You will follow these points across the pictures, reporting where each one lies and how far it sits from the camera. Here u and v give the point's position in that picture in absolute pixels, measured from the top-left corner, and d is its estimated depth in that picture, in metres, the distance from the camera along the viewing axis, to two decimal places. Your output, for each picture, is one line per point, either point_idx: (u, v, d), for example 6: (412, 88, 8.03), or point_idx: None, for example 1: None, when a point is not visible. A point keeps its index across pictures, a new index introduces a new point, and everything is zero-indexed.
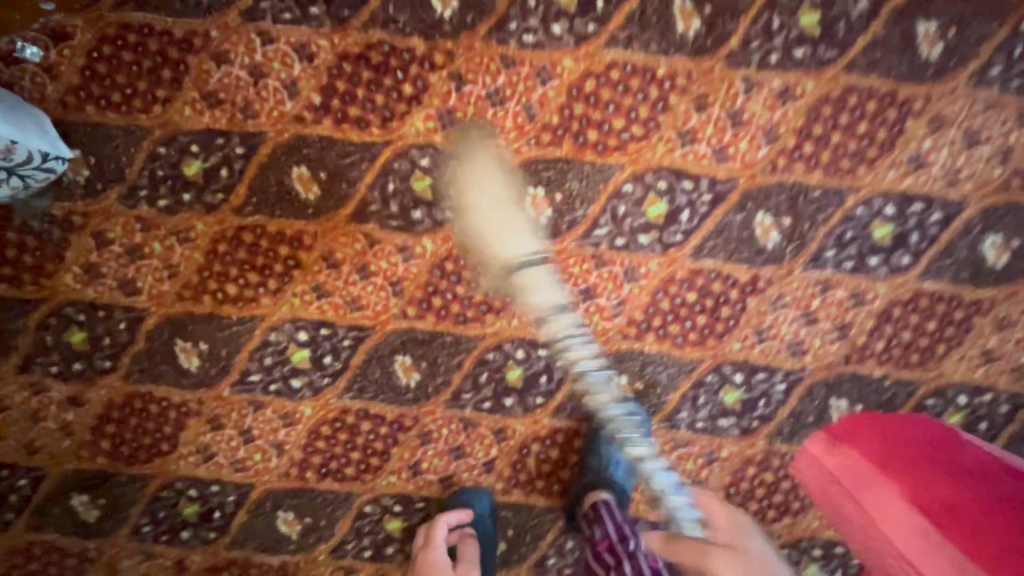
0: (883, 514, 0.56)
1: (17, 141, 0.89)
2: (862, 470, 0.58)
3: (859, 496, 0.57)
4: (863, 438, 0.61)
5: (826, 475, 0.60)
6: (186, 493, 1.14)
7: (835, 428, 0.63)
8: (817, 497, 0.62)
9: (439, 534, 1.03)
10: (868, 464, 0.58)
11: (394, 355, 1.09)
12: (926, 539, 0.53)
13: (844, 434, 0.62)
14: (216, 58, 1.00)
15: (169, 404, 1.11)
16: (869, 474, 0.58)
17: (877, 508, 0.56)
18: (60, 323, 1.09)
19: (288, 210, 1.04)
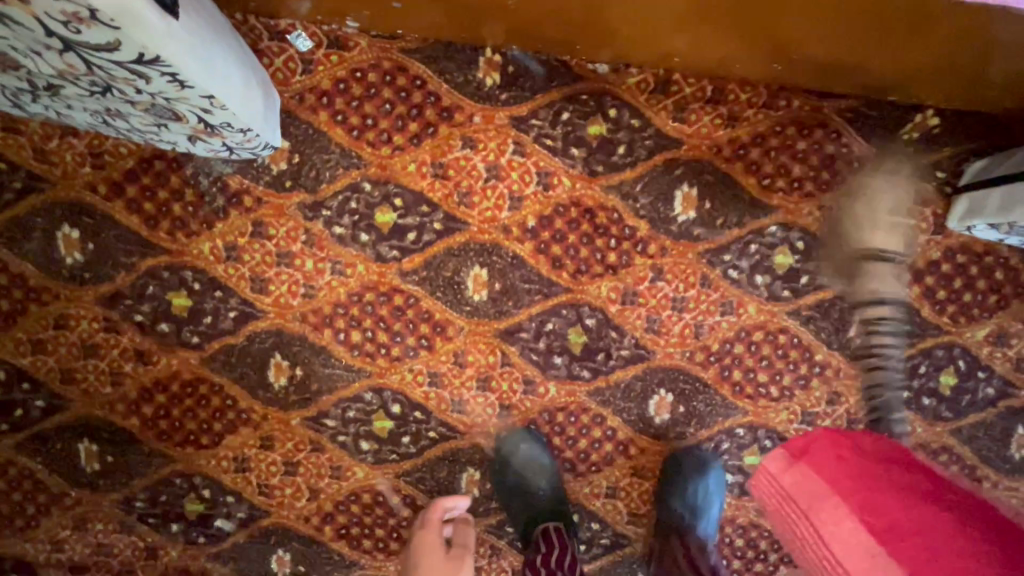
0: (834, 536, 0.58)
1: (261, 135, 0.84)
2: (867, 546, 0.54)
3: (811, 515, 0.61)
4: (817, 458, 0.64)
5: (781, 491, 0.65)
6: (198, 490, 1.09)
7: (792, 446, 0.68)
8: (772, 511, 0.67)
9: (432, 518, 1.05)
10: (826, 487, 0.61)
11: (467, 466, 1.10)
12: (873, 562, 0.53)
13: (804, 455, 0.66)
14: (464, 138, 1.00)
15: (231, 403, 1.07)
16: (817, 492, 0.61)
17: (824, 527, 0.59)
18: (171, 281, 1.03)
19: (450, 297, 1.05)
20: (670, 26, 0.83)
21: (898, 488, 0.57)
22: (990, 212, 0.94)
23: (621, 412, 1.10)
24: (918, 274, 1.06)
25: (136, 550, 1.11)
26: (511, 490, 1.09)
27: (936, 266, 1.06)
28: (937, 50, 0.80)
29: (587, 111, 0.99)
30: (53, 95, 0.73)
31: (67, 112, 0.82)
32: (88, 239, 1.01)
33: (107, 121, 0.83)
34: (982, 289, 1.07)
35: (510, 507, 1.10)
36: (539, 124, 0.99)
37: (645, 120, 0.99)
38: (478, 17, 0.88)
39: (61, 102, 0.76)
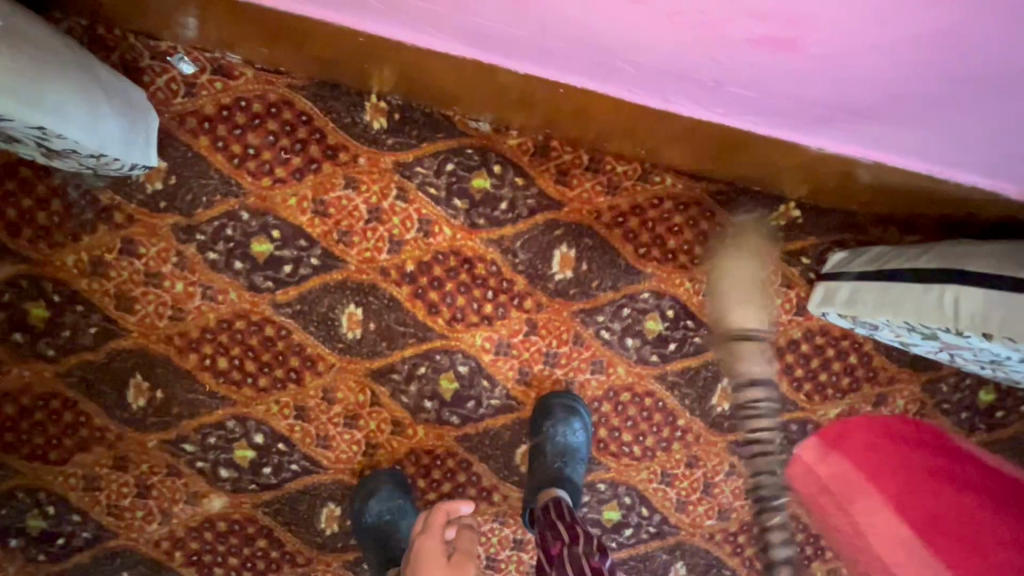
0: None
1: (120, 160, 0.83)
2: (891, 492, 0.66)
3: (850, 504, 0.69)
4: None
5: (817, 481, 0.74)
6: (42, 506, 1.06)
7: (827, 430, 0.79)
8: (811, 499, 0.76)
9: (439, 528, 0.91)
10: (859, 477, 0.69)
11: (328, 500, 1.10)
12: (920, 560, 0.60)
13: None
14: (348, 178, 1.00)
15: (85, 420, 1.04)
16: (853, 481, 0.70)
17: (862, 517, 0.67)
18: (30, 291, 1.00)
19: (323, 333, 1.05)
20: (541, 91, 0.86)
21: (926, 464, 0.66)
22: (839, 304, 0.99)
23: (488, 460, 1.12)
24: (779, 351, 1.11)
25: None
26: (370, 526, 1.06)
27: (795, 345, 1.11)
28: (777, 150, 0.86)
29: (472, 165, 1.01)
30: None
31: None
32: None
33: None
34: (836, 371, 1.13)
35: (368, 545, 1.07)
36: (424, 172, 1.01)
37: (528, 180, 1.02)
38: (361, 61, 0.89)
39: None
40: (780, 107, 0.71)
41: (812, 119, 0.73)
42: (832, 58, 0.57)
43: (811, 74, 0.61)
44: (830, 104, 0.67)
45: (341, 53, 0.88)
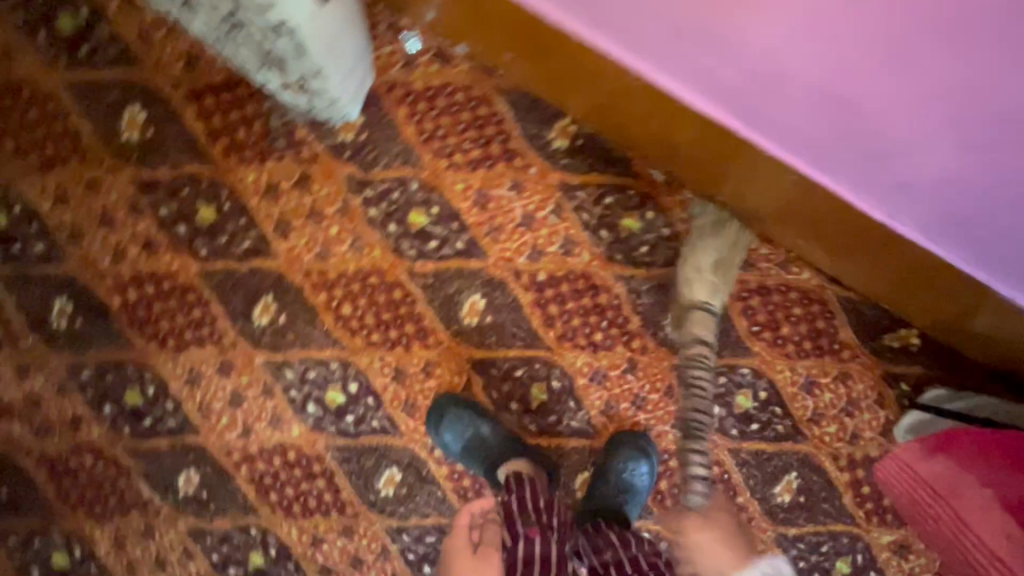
0: (968, 512, 0.78)
1: (342, 98, 0.94)
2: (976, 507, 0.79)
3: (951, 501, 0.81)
4: (960, 452, 0.85)
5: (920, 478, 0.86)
6: (144, 385, 1.13)
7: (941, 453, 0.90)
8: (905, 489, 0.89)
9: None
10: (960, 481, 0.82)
11: (393, 464, 1.16)
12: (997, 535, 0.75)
13: (941, 449, 0.87)
14: (514, 181, 1.08)
15: (210, 321, 1.12)
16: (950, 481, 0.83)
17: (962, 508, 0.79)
18: (206, 193, 1.09)
19: (444, 311, 1.11)
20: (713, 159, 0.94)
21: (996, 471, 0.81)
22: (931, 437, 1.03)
23: None
24: (853, 463, 1.14)
25: (61, 416, 1.14)
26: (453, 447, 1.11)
27: (871, 463, 1.14)
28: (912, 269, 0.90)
29: (629, 204, 1.08)
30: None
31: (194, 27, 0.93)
32: (149, 127, 1.07)
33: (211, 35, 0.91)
34: None
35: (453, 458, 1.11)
36: (584, 198, 1.08)
37: (673, 233, 1.08)
38: (559, 89, 1.00)
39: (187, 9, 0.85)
40: (828, 130, 0.71)
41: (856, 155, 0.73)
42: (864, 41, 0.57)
43: (859, 80, 0.62)
44: (880, 128, 0.66)
45: (547, 79, 0.98)
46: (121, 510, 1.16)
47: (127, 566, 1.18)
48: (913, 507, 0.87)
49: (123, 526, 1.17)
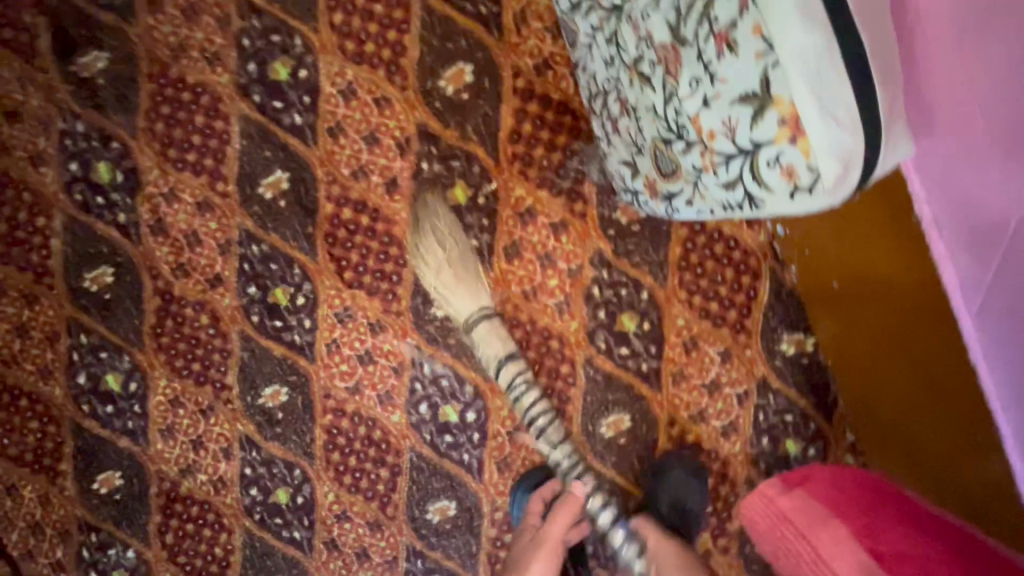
0: (828, 552, 0.71)
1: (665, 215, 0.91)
2: (838, 523, 0.73)
3: (810, 536, 0.73)
4: (811, 484, 0.79)
5: (778, 512, 0.78)
6: (296, 292, 1.10)
7: (792, 476, 0.82)
8: (767, 533, 0.79)
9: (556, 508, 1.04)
10: (827, 510, 0.75)
11: (453, 498, 1.15)
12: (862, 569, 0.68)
13: (800, 482, 0.81)
14: (727, 349, 1.10)
15: (393, 281, 1.10)
16: (820, 515, 0.74)
17: (824, 547, 0.71)
18: (471, 177, 1.07)
19: (591, 410, 1.12)
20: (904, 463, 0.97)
21: (889, 513, 0.75)
22: None
23: None
24: None
25: (207, 268, 1.10)
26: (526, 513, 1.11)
27: None
28: None
29: (800, 433, 1.11)
30: (627, 78, 0.80)
31: (582, 82, 0.97)
32: (467, 91, 1.05)
33: (604, 99, 0.90)
34: None
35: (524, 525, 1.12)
36: (769, 402, 1.11)
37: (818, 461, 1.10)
38: (822, 308, 1.03)
39: (619, 79, 0.83)
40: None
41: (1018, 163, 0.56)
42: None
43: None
44: None
45: (827, 304, 1.01)
46: (197, 379, 1.13)
47: (167, 426, 1.14)
48: (777, 548, 0.77)
49: (189, 392, 1.13)
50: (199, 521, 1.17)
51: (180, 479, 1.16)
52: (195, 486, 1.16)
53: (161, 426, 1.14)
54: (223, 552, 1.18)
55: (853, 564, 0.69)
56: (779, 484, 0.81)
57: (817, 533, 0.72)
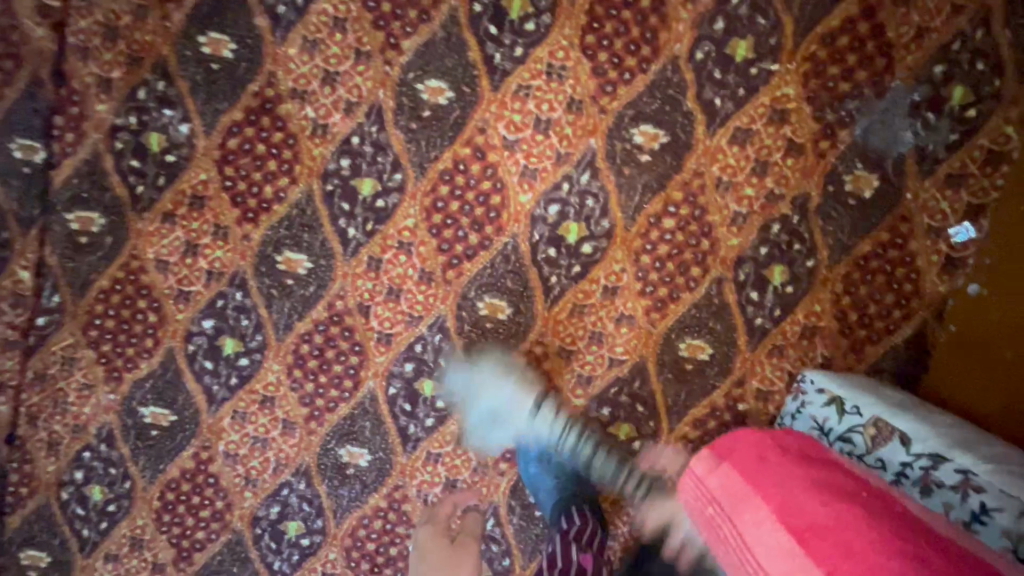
0: (750, 535, 0.65)
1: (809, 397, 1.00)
2: (730, 487, 0.71)
3: (733, 517, 0.68)
4: (738, 454, 0.75)
5: (705, 487, 0.75)
6: (531, 16, 0.99)
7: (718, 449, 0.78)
8: (700, 514, 0.76)
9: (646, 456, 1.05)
10: (745, 488, 0.69)
11: (512, 307, 1.09)
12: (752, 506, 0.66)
13: (724, 455, 0.76)
14: (833, 358, 1.08)
15: (622, 78, 1.01)
16: (741, 493, 0.69)
17: (747, 528, 0.65)
18: (760, 44, 1.00)
19: (686, 322, 1.09)
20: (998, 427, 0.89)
21: (824, 483, 0.65)
22: None
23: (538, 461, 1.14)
24: None
25: None
26: (531, 460, 1.12)
27: None
28: None
29: None
30: None
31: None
32: None
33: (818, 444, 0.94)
34: None
35: (535, 472, 1.12)
36: None
37: None
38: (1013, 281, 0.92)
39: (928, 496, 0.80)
40: None
41: (733, 486, 0.71)
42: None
43: None
44: None
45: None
46: (378, 20, 1.00)
47: (314, 39, 1.01)
48: (712, 533, 0.73)
49: (359, 24, 1.00)
50: (274, 150, 1.04)
51: (286, 97, 1.02)
52: (295, 115, 1.03)
53: (309, 36, 1.01)
54: (271, 195, 1.06)
55: (751, 526, 0.65)
56: (706, 459, 0.77)
57: (742, 514, 0.67)
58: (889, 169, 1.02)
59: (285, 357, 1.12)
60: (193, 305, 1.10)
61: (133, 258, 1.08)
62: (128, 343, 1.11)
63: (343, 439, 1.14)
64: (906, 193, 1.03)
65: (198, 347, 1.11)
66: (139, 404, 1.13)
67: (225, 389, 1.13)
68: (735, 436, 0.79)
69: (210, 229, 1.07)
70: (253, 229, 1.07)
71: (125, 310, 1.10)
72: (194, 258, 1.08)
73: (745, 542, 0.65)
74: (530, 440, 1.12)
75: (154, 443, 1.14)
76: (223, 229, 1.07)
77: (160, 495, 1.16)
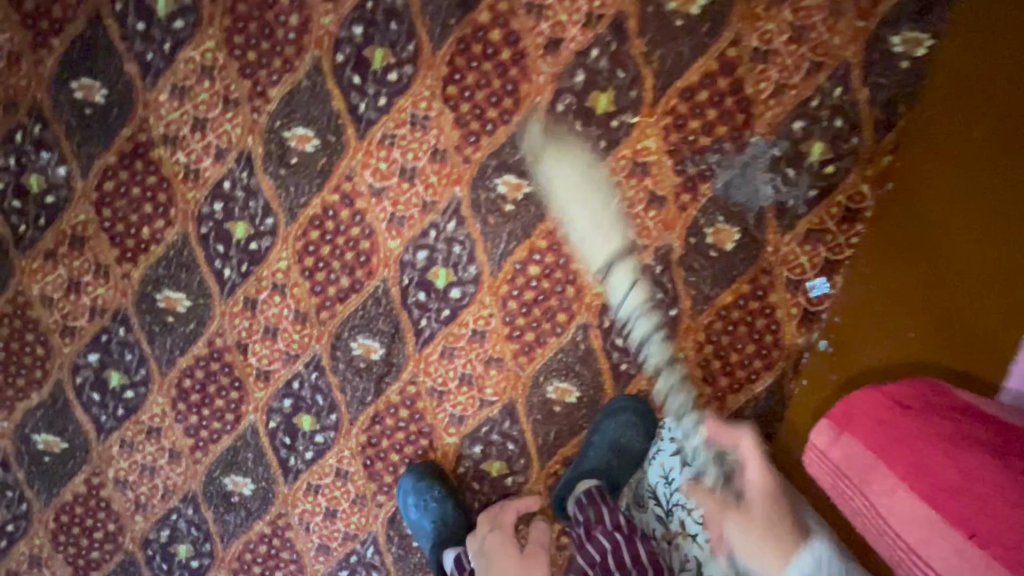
0: (885, 507, 0.59)
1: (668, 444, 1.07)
2: (860, 461, 0.62)
3: (861, 488, 0.62)
4: (857, 421, 0.65)
5: (832, 466, 0.66)
6: (394, 67, 1.00)
7: (835, 414, 0.68)
8: (830, 489, 0.68)
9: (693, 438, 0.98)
10: (869, 454, 0.61)
11: (385, 348, 1.12)
12: (877, 469, 0.60)
13: (842, 423, 0.66)
14: (696, 404, 1.11)
15: (484, 129, 1.02)
16: (870, 462, 0.61)
17: (881, 502, 0.59)
18: (621, 98, 1.00)
19: (554, 366, 1.11)
20: None
21: (948, 433, 0.57)
22: None
23: None
24: None
25: None
26: (411, 503, 1.13)
27: None
28: None
29: None
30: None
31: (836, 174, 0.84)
32: (681, 21, 0.97)
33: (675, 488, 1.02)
34: None
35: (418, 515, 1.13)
36: None
37: None
38: (863, 322, 0.95)
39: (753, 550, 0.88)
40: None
41: (859, 458, 0.62)
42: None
43: None
44: None
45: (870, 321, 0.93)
46: (243, 68, 1.01)
47: (183, 87, 1.02)
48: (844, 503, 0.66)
49: (226, 73, 1.01)
50: (149, 193, 1.07)
51: (157, 143, 1.05)
52: (168, 160, 1.05)
53: (177, 82, 1.02)
54: (149, 236, 1.09)
55: (901, 506, 0.57)
56: (823, 429, 0.68)
57: (875, 483, 0.60)
58: (750, 222, 1.03)
59: (169, 390, 1.16)
60: (78, 341, 1.14)
61: (19, 294, 1.12)
62: (18, 375, 1.15)
63: (227, 468, 1.19)
64: (767, 246, 1.04)
65: (85, 380, 1.15)
66: (32, 433, 1.18)
67: (113, 419, 1.17)
68: (850, 400, 0.67)
69: (91, 268, 1.10)
70: (133, 268, 1.10)
71: (13, 344, 1.14)
72: (77, 295, 1.11)
73: (879, 512, 0.60)
74: (409, 481, 1.14)
75: (47, 469, 1.19)
76: (104, 268, 1.10)
77: (56, 518, 1.21)
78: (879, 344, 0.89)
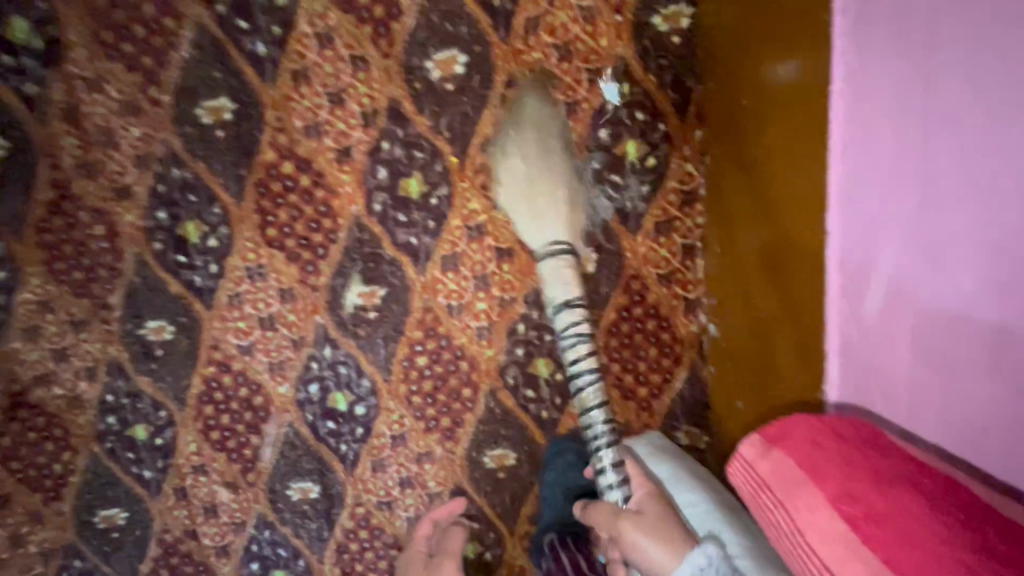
0: (805, 522, 0.58)
1: None
2: (789, 474, 0.61)
3: (787, 500, 0.60)
4: (792, 442, 0.64)
5: (755, 476, 0.65)
6: (210, 233, 1.01)
7: (770, 431, 0.67)
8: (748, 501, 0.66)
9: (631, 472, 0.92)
10: (801, 471, 0.61)
11: (319, 484, 1.13)
12: (808, 481, 0.59)
13: (777, 439, 0.65)
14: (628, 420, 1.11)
15: (318, 255, 1.02)
16: (795, 479, 0.60)
17: (802, 516, 0.58)
18: (429, 176, 1.00)
19: (481, 439, 1.11)
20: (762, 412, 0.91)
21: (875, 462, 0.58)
22: None
23: None
24: None
25: (117, 176, 0.99)
26: None
27: None
28: None
29: None
30: None
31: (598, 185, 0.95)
32: (452, 85, 0.97)
33: None
34: None
35: None
36: None
37: None
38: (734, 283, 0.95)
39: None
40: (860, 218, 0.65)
41: (787, 471, 0.62)
42: (967, 363, 0.55)
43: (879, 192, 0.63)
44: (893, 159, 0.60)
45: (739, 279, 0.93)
46: (76, 290, 1.02)
47: (30, 328, 1.03)
48: (761, 517, 0.64)
49: (63, 300, 1.03)
50: (43, 434, 1.08)
51: (31, 386, 1.06)
52: (47, 398, 1.07)
53: (23, 326, 1.03)
54: (61, 470, 1.10)
55: (819, 517, 0.56)
56: (756, 443, 0.67)
57: (796, 499, 0.59)
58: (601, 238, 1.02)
59: None
60: None
61: None
62: None
63: None
64: (626, 253, 1.03)
65: None
66: None
67: None
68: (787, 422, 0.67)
69: (22, 521, 1.11)
70: (62, 504, 1.12)
71: None
72: (21, 549, 1.13)
73: (797, 525, 0.58)
74: None
75: None
76: (34, 516, 1.12)
77: None
78: (751, 311, 0.90)
